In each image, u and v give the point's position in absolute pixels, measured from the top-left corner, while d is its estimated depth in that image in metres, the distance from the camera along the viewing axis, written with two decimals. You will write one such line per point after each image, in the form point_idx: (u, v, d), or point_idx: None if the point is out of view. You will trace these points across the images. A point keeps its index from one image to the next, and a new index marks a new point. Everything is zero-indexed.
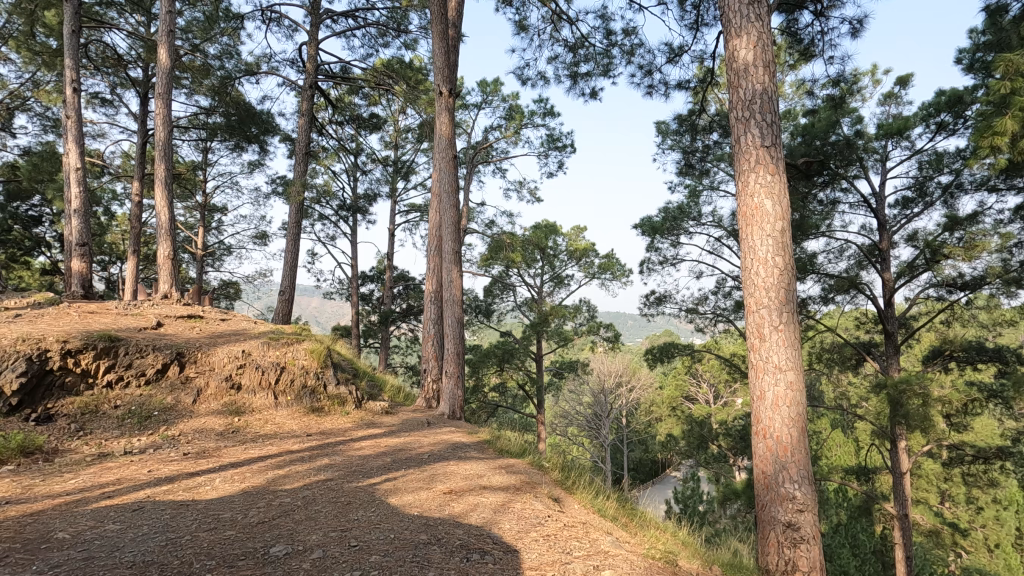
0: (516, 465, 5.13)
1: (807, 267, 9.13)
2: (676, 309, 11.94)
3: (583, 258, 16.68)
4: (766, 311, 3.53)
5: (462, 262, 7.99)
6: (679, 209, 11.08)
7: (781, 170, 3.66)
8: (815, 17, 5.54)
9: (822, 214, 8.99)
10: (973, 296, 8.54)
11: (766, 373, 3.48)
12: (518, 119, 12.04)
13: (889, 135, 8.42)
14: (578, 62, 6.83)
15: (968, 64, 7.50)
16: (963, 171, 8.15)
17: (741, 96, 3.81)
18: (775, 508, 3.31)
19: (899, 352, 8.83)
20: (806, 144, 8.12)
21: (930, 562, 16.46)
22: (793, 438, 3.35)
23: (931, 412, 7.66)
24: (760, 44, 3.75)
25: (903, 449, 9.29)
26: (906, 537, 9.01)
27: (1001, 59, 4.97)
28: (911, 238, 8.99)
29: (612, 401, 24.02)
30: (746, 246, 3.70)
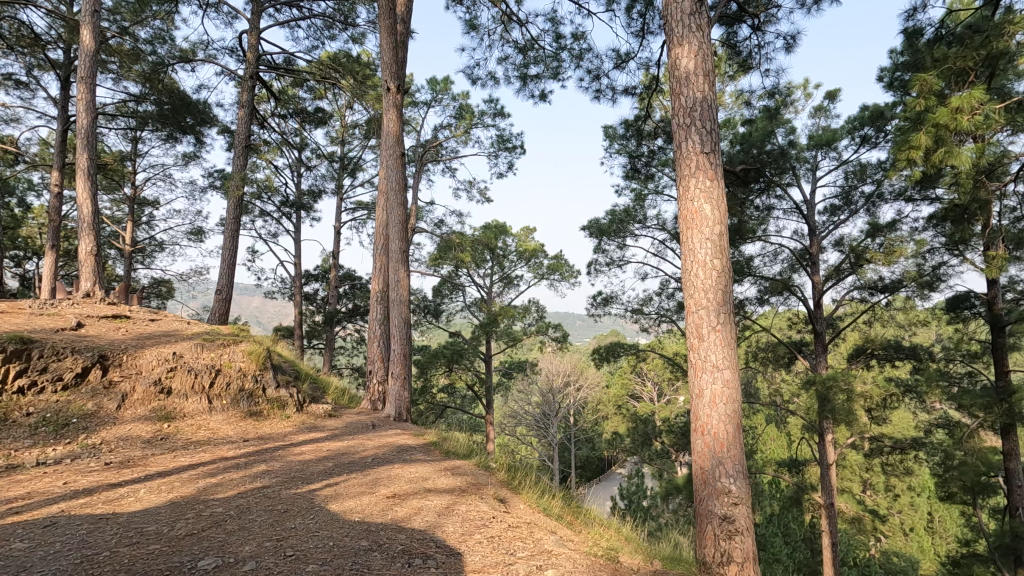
0: (463, 467, 5.09)
1: (744, 269, 9.54)
2: (622, 309, 12.19)
3: (533, 258, 16.78)
4: (704, 311, 3.66)
5: (409, 262, 7.87)
6: (625, 211, 11.33)
7: (720, 176, 3.80)
8: (753, 31, 5.79)
9: (758, 219, 9.41)
10: (893, 298, 9.15)
11: (704, 372, 3.60)
12: (468, 118, 11.96)
13: (819, 146, 8.91)
14: (528, 64, 6.85)
15: (888, 83, 8.04)
16: (884, 181, 8.73)
17: (682, 103, 3.92)
18: (712, 501, 3.43)
19: (827, 350, 9.39)
20: (744, 151, 8.45)
21: (853, 548, 17.54)
22: (729, 434, 3.48)
23: (854, 407, 8.16)
24: (700, 54, 3.88)
25: (830, 442, 9.84)
26: (833, 524, 9.56)
27: (917, 79, 5.36)
28: (838, 243, 9.57)
29: (560, 400, 24.31)
30: (685, 249, 3.82)
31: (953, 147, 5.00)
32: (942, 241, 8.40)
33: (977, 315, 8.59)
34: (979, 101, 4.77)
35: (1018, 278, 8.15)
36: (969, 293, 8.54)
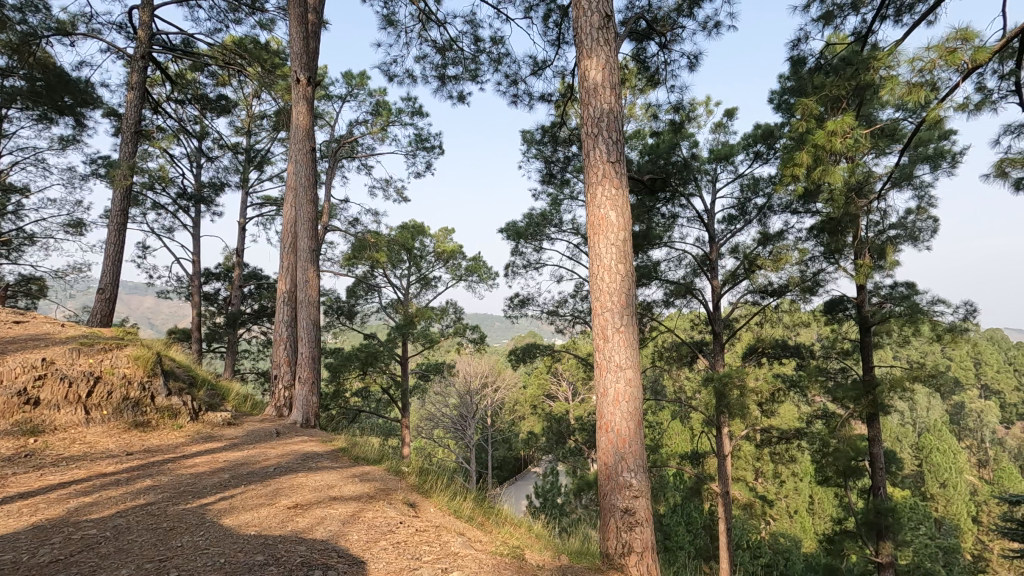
0: (372, 473, 4.96)
1: (651, 273, 10.06)
2: (539, 311, 12.42)
3: (450, 260, 16.67)
4: (609, 314, 3.82)
5: (319, 261, 7.56)
6: (541, 215, 11.58)
7: (624, 184, 3.99)
8: (660, 49, 6.13)
9: (664, 226, 9.95)
10: (780, 301, 10.03)
11: (608, 372, 3.76)
12: (385, 116, 11.66)
13: (718, 159, 9.57)
14: (446, 64, 6.80)
15: (777, 105, 8.79)
16: (773, 195, 9.55)
17: (590, 113, 4.07)
18: (614, 495, 3.58)
19: (724, 349, 10.12)
20: (652, 162, 8.91)
21: (746, 532, 18.99)
22: (630, 430, 3.65)
23: (746, 402, 8.85)
24: (607, 67, 4.06)
25: (726, 435, 10.59)
26: (728, 511, 10.31)
27: (800, 103, 5.97)
28: (734, 250, 10.34)
29: (477, 402, 24.40)
30: (592, 254, 3.96)
31: (829, 166, 5.54)
32: (821, 251, 9.32)
33: (849, 317, 9.63)
34: (851, 126, 5.29)
35: (882, 285, 9.23)
36: (843, 297, 9.55)
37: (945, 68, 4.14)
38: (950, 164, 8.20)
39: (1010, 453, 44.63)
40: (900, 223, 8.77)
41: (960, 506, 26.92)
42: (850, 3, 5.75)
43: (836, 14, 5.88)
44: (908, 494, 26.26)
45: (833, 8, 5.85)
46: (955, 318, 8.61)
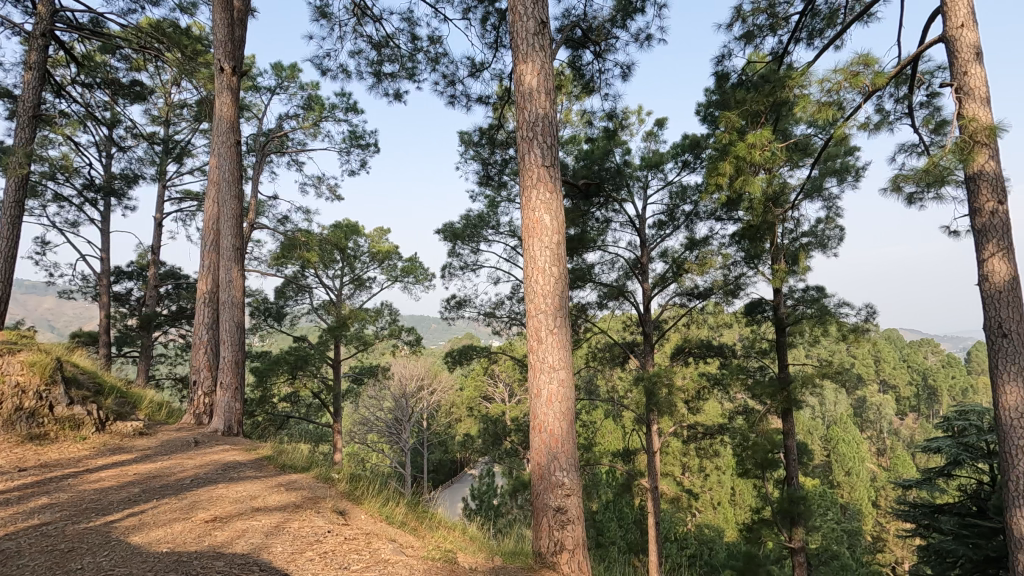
0: (299, 481, 4.77)
1: (586, 276, 10.30)
2: (475, 313, 12.40)
3: (385, 260, 16.32)
4: (543, 315, 3.87)
5: (244, 260, 7.19)
6: (479, 217, 11.58)
7: (558, 189, 4.06)
8: (595, 57, 6.29)
9: (598, 230, 10.21)
10: (705, 303, 10.53)
11: (542, 372, 3.81)
12: (318, 110, 11.25)
13: (649, 167, 9.93)
14: (382, 61, 6.66)
15: (703, 117, 9.24)
16: (700, 203, 10.03)
17: (525, 117, 4.12)
18: (547, 495, 3.63)
19: (653, 349, 10.51)
20: (587, 167, 9.12)
21: (674, 525, 19.82)
22: (563, 430, 3.72)
23: (674, 400, 9.23)
24: (542, 72, 4.12)
25: (656, 432, 11.00)
26: (656, 505, 10.71)
27: (723, 116, 6.32)
28: (663, 255, 10.77)
29: (413, 405, 24.04)
30: (527, 256, 4.01)
31: (749, 177, 5.89)
32: (742, 256, 9.87)
33: (767, 318, 10.27)
34: (768, 140, 5.68)
35: (795, 288, 9.90)
36: (762, 300, 10.17)
37: (849, 89, 4.52)
38: (854, 178, 8.93)
39: (904, 442, 49.15)
40: (812, 231, 9.45)
41: (862, 492, 29.34)
42: (768, 25, 6.16)
43: (756, 34, 6.26)
44: (818, 482, 28.35)
45: (753, 28, 6.23)
46: (859, 319, 9.38)
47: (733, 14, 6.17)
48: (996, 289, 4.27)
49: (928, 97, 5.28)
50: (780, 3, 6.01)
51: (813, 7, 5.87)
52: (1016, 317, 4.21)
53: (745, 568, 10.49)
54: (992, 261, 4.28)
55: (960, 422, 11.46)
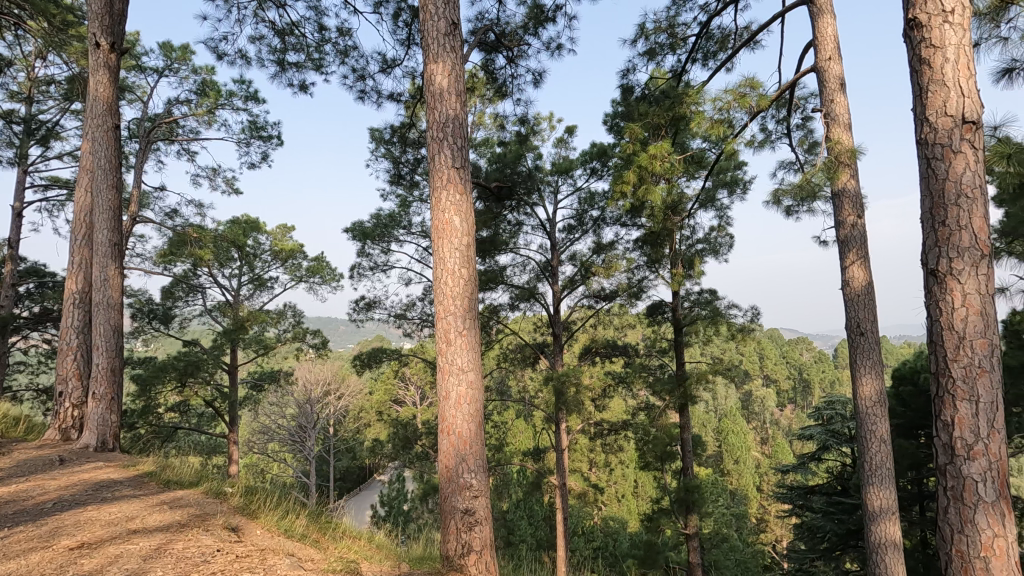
0: (186, 497, 4.39)
1: (498, 278, 10.39)
2: (386, 314, 12.10)
3: (289, 259, 15.48)
4: (452, 317, 3.86)
5: (123, 257, 6.51)
6: (389, 216, 11.32)
7: (468, 191, 4.07)
8: (507, 62, 6.37)
9: (510, 233, 10.33)
10: (611, 305, 10.98)
11: (451, 374, 3.79)
12: (213, 97, 10.43)
13: (559, 172, 10.21)
14: (286, 50, 6.31)
15: (610, 127, 9.64)
16: (606, 209, 10.47)
17: (436, 117, 4.08)
18: (455, 498, 3.62)
19: (562, 349, 10.84)
20: (499, 170, 9.20)
21: (581, 520, 20.49)
22: (471, 432, 3.72)
23: (580, 398, 9.55)
24: (452, 74, 4.11)
25: (564, 430, 11.30)
26: (564, 501, 11.00)
27: (628, 128, 6.64)
28: (572, 258, 11.11)
29: (318, 411, 22.99)
30: (436, 258, 3.97)
31: (651, 186, 6.24)
32: (644, 260, 10.42)
33: (666, 319, 10.92)
34: (667, 153, 6.07)
35: (691, 291, 10.61)
36: (662, 302, 10.79)
37: (737, 109, 4.92)
38: (742, 190, 9.73)
39: (783, 431, 54.31)
40: (706, 238, 10.18)
41: (748, 478, 32.03)
42: (668, 44, 6.56)
43: (657, 52, 6.64)
44: (710, 471, 30.61)
45: (655, 46, 6.60)
46: (745, 319, 10.24)
47: (637, 31, 6.51)
48: (855, 293, 4.83)
49: (803, 120, 5.87)
50: (679, 25, 6.42)
51: (707, 31, 6.32)
52: (871, 317, 4.79)
53: (645, 556, 11.07)
54: (853, 268, 4.83)
55: (828, 411, 12.85)
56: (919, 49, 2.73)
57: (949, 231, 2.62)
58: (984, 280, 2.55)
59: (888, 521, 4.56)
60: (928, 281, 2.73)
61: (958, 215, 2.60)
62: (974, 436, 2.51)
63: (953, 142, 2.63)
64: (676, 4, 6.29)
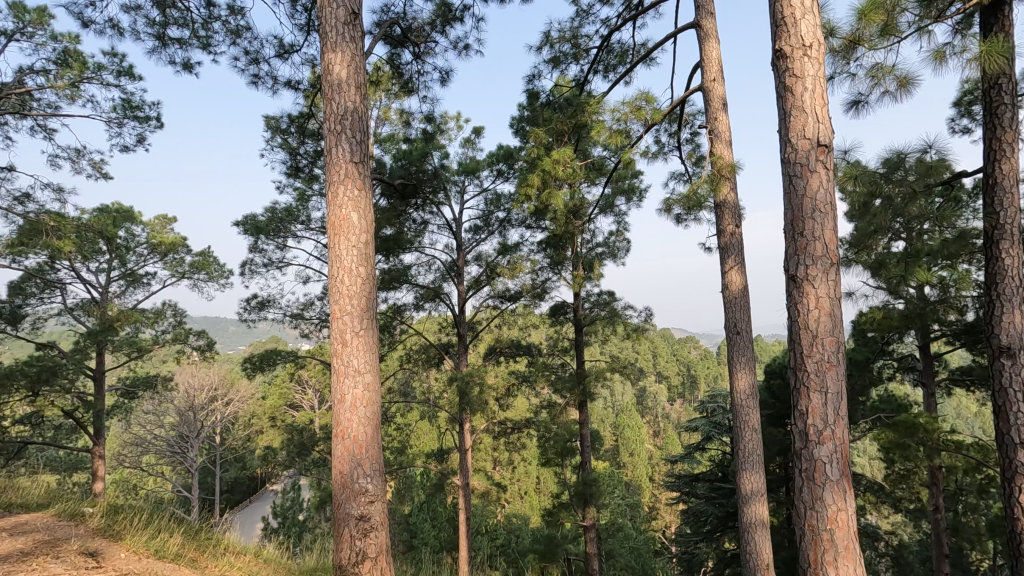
0: (32, 522, 3.86)
1: (402, 277, 10.17)
2: (281, 314, 11.39)
3: (169, 254, 14.12)
4: (348, 317, 3.72)
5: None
6: (286, 210, 10.67)
7: (367, 187, 3.95)
8: (414, 58, 6.26)
9: (415, 232, 10.15)
10: (515, 305, 11.14)
11: (346, 377, 3.66)
12: (77, 69, 9.23)
13: (465, 172, 10.19)
14: (168, 24, 5.74)
15: (515, 130, 9.80)
16: (512, 210, 10.63)
17: (334, 109, 3.91)
18: (349, 504, 3.50)
19: (467, 349, 10.85)
20: (404, 168, 9.00)
21: (485, 519, 20.61)
22: (367, 435, 3.61)
23: (484, 397, 9.58)
24: (353, 65, 3.96)
25: (468, 430, 11.29)
26: (467, 501, 11.01)
27: (532, 132, 6.78)
28: (478, 258, 11.15)
29: (203, 419, 21.21)
30: (332, 255, 3.81)
31: (554, 190, 6.41)
32: (548, 262, 10.71)
33: (568, 319, 11.29)
34: (569, 159, 6.28)
35: (591, 292, 11.06)
36: (564, 303, 11.15)
37: (634, 120, 5.20)
38: (638, 198, 10.30)
39: (673, 424, 58.30)
40: (605, 242, 10.66)
41: (641, 469, 34.11)
42: (571, 53, 6.79)
43: (562, 60, 6.85)
44: (607, 465, 32.14)
45: (559, 54, 6.80)
46: (640, 319, 10.89)
47: (542, 39, 6.67)
48: (733, 296, 5.29)
49: (691, 135, 6.33)
50: (581, 36, 6.67)
51: (608, 44, 6.61)
52: (745, 318, 5.26)
53: (546, 550, 11.37)
54: (731, 273, 5.28)
55: (711, 404, 13.96)
56: (784, 77, 3.04)
57: (806, 242, 2.94)
58: (833, 285, 2.90)
59: (758, 503, 5.03)
60: (789, 286, 3.05)
61: (813, 228, 2.93)
62: (823, 423, 2.84)
63: (809, 162, 2.95)
64: (579, 16, 6.53)
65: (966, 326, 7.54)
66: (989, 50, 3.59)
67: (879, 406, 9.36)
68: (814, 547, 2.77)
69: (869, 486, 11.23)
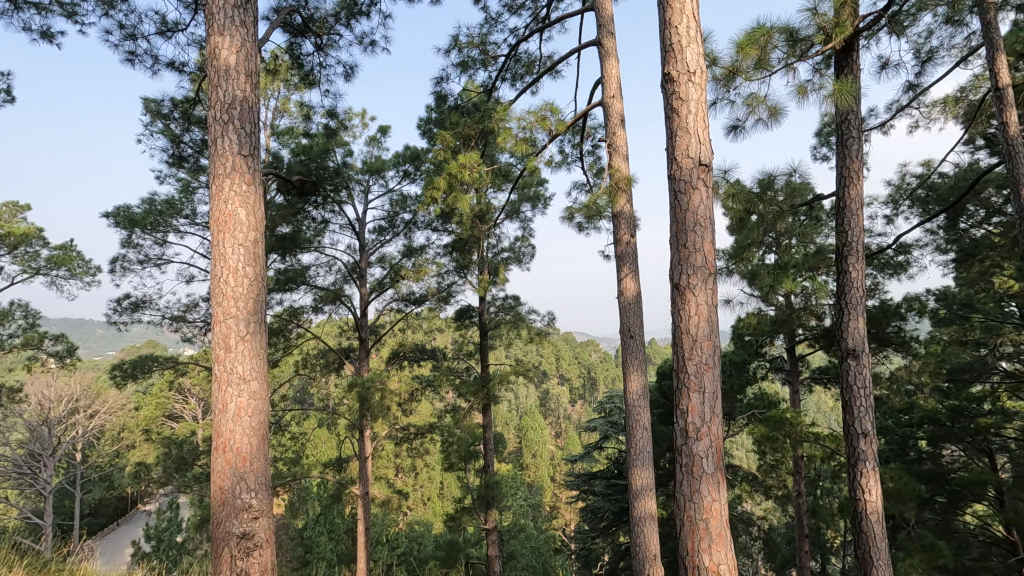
0: None
1: (299, 277, 9.64)
2: (159, 316, 10.34)
3: (20, 247, 12.35)
4: (233, 320, 3.46)
5: None
6: (166, 203, 9.73)
7: (257, 182, 3.72)
8: (316, 50, 5.99)
9: (314, 231, 9.69)
10: (420, 309, 10.95)
11: (229, 385, 3.40)
12: None
13: (370, 171, 9.89)
14: None
15: (422, 132, 9.67)
16: (418, 213, 10.49)
17: (220, 97, 3.63)
18: (230, 521, 3.24)
19: (369, 354, 10.51)
20: (303, 163, 8.53)
21: (385, 528, 20.08)
22: (253, 447, 3.39)
23: (386, 403, 9.34)
24: (243, 51, 3.72)
25: (368, 437, 10.93)
26: (366, 511, 10.62)
27: (440, 135, 6.73)
28: (381, 260, 10.85)
29: (60, 434, 18.74)
30: (215, 253, 3.53)
31: (460, 194, 6.39)
32: (454, 266, 10.67)
33: (473, 323, 11.27)
34: (476, 164, 6.33)
35: (496, 297, 11.15)
36: (470, 307, 11.12)
37: (539, 130, 5.33)
38: (543, 205, 10.57)
39: (574, 424, 60.46)
40: (511, 247, 10.83)
41: (543, 470, 34.97)
42: (480, 59, 6.84)
43: (469, 65, 6.87)
44: (510, 467, 32.60)
45: (468, 59, 6.82)
46: (543, 323, 11.21)
47: (451, 42, 6.65)
48: (628, 302, 5.58)
49: (593, 147, 6.61)
50: (490, 43, 6.74)
51: (516, 53, 6.74)
52: (638, 322, 5.58)
53: (447, 556, 11.26)
54: (626, 280, 5.58)
55: (609, 405, 14.62)
56: (671, 99, 3.27)
57: (689, 252, 3.17)
58: (711, 293, 3.15)
59: (647, 497, 5.33)
60: (673, 293, 3.26)
61: (694, 240, 3.17)
62: (701, 420, 3.07)
63: (692, 179, 3.19)
64: (488, 23, 6.59)
65: (824, 330, 8.52)
66: (840, 89, 4.09)
67: (754, 403, 10.29)
68: (692, 536, 2.99)
69: (745, 476, 12.29)
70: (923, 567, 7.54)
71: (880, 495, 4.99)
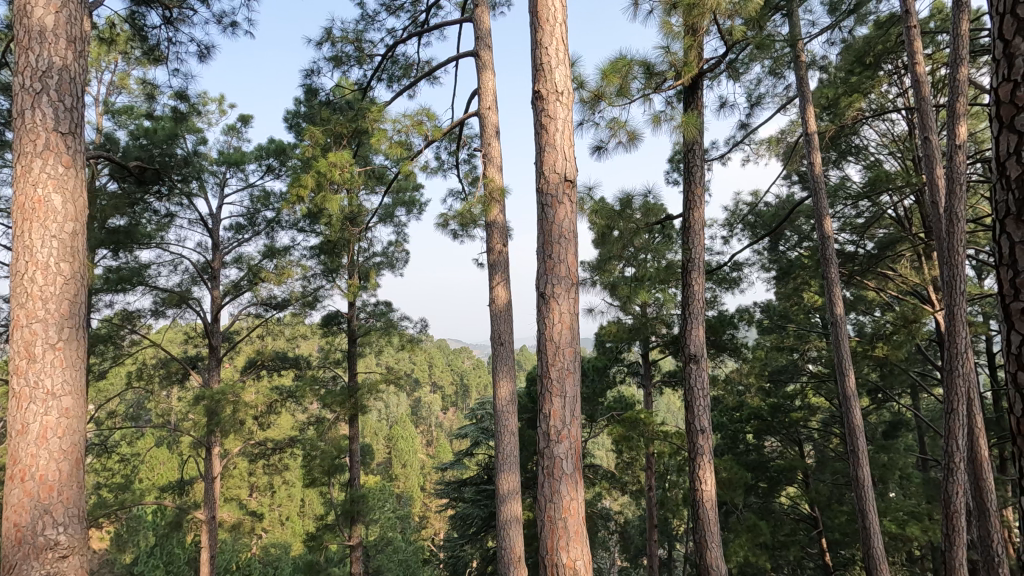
0: None
1: (136, 276, 8.47)
2: None
3: None
4: (39, 325, 2.94)
5: None
6: None
7: (78, 165, 3.21)
8: (163, 23, 5.35)
9: (156, 225, 8.62)
10: (281, 314, 10.17)
11: (31, 402, 2.88)
12: None
13: (227, 163, 9.04)
14: None
15: (289, 125, 9.07)
16: (281, 211, 9.78)
17: (30, 62, 3.09)
18: (27, 565, 2.71)
19: (220, 363, 9.51)
20: (144, 148, 7.54)
21: (235, 554, 18.26)
22: (62, 474, 2.89)
23: (239, 417, 8.53)
24: (64, 13, 3.20)
25: (218, 455, 9.89)
26: (211, 537, 9.56)
27: (308, 130, 6.35)
28: (237, 260, 9.93)
29: None
30: (18, 245, 2.98)
31: (328, 194, 6.06)
32: (321, 269, 10.09)
33: (341, 330, 10.73)
34: (346, 163, 6.06)
35: (367, 302, 10.75)
36: (338, 313, 10.57)
37: (414, 134, 5.25)
38: (418, 211, 10.43)
39: (446, 432, 60.19)
40: (383, 252, 10.52)
41: (413, 480, 34.26)
42: (355, 56, 6.59)
43: (343, 61, 6.59)
44: (379, 479, 31.53)
45: (341, 54, 6.54)
46: (415, 330, 11.02)
47: (323, 34, 6.33)
48: (499, 309, 5.70)
49: (468, 156, 6.67)
50: (365, 40, 6.53)
51: (393, 54, 6.59)
52: (508, 330, 5.71)
53: None
54: (498, 288, 5.70)
55: (479, 412, 14.76)
56: (541, 116, 3.41)
57: (554, 263, 3.32)
58: (573, 302, 3.33)
59: (513, 500, 5.44)
60: (539, 302, 3.39)
61: (559, 251, 3.32)
62: (562, 423, 3.21)
63: (559, 193, 3.36)
64: (364, 20, 6.38)
65: (672, 337, 9.42)
66: (687, 122, 4.58)
67: (613, 406, 11.02)
68: (551, 535, 3.11)
69: (604, 475, 13.08)
70: (748, 545, 8.63)
71: (714, 485, 5.60)
